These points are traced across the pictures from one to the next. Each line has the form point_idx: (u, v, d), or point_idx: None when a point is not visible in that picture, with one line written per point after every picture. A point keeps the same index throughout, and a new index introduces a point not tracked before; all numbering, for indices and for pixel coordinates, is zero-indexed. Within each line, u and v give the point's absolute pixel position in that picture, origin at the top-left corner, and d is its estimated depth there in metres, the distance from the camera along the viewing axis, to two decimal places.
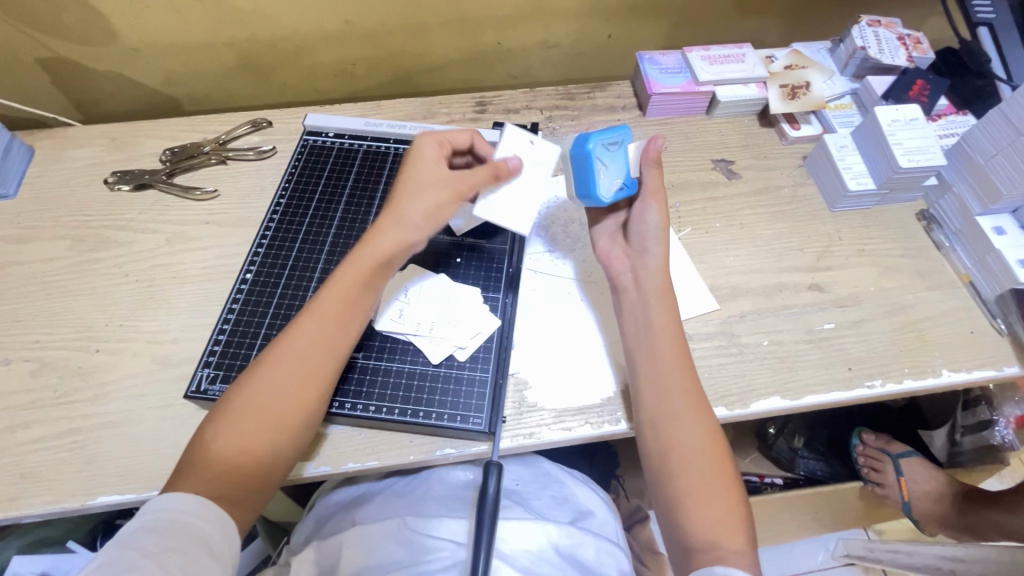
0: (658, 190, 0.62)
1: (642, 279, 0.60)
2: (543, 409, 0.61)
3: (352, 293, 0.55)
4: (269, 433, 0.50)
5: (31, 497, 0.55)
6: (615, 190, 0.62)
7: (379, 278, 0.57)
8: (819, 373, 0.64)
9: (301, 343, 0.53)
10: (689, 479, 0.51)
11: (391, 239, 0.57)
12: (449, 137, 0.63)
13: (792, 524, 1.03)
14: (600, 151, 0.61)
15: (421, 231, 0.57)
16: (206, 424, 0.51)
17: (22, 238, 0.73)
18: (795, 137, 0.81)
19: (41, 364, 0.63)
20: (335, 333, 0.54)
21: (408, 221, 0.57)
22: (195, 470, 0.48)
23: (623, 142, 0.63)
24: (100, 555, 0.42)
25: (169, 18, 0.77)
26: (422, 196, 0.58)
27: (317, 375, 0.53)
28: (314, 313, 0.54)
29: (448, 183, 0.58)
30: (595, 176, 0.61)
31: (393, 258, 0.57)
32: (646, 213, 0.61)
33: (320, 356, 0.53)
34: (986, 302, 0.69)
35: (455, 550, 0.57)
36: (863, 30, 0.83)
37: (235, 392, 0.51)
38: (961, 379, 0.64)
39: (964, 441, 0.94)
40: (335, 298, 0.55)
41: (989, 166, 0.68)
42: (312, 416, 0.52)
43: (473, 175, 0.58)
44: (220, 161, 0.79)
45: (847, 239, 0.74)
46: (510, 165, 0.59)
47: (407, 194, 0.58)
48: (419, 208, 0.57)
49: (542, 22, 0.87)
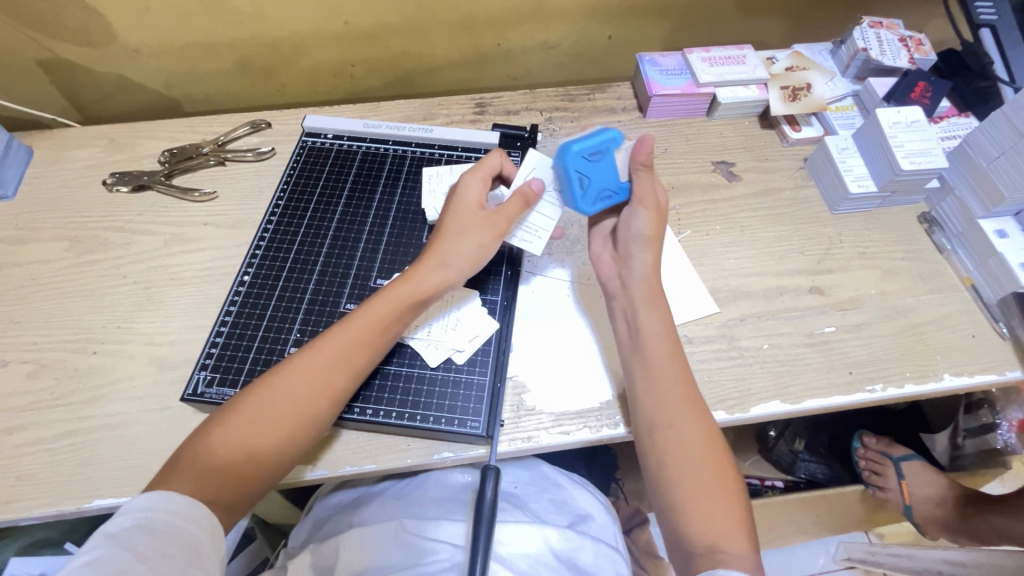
0: (648, 194, 0.60)
1: (629, 285, 0.60)
2: (541, 412, 0.60)
3: (387, 323, 0.56)
4: (277, 444, 0.50)
5: (27, 499, 0.55)
6: (603, 200, 0.61)
7: (414, 313, 0.57)
8: (819, 377, 0.63)
9: (329, 363, 0.53)
10: (689, 485, 0.50)
11: (434, 279, 0.57)
12: (488, 169, 0.63)
13: (792, 527, 1.03)
14: (580, 163, 0.59)
15: (462, 273, 0.58)
16: (214, 423, 0.50)
17: (20, 239, 0.73)
18: (796, 138, 0.81)
19: (38, 366, 0.63)
20: (364, 360, 0.54)
21: (451, 263, 0.57)
22: (196, 468, 0.48)
23: (607, 147, 0.60)
24: (87, 552, 0.41)
25: (168, 19, 0.77)
26: (465, 235, 0.58)
27: (337, 396, 0.53)
28: (347, 338, 0.54)
29: (490, 222, 0.58)
30: (577, 190, 0.60)
31: (432, 297, 0.57)
32: (633, 221, 0.61)
33: (347, 381, 0.53)
34: (988, 305, 0.68)
35: (452, 553, 0.57)
36: (864, 32, 0.82)
37: (250, 396, 0.51)
38: (963, 383, 0.64)
39: (967, 445, 0.94)
40: (370, 327, 0.55)
41: (991, 168, 0.67)
42: (322, 432, 0.53)
43: (509, 205, 0.59)
44: (218, 162, 0.79)
45: (847, 241, 0.74)
46: (535, 187, 0.60)
47: (452, 234, 0.59)
48: (460, 246, 0.58)
49: (542, 23, 0.86)
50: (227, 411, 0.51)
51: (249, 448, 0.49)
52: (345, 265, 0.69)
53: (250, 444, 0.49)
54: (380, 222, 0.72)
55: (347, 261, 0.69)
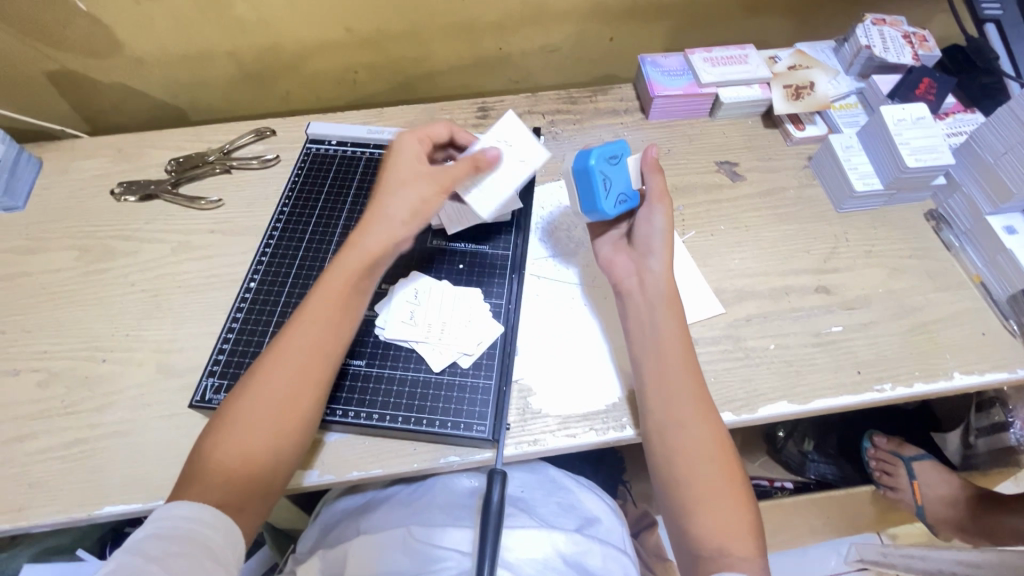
0: (663, 194, 0.61)
1: (645, 287, 0.59)
2: (547, 415, 0.60)
3: (343, 293, 0.56)
4: (269, 436, 0.50)
5: (39, 506, 0.55)
6: (620, 204, 0.62)
7: (368, 278, 0.57)
8: (827, 377, 0.63)
9: (285, 350, 0.53)
10: (699, 487, 0.50)
11: (380, 239, 0.58)
12: (429, 133, 0.65)
13: (803, 528, 1.02)
14: (603, 165, 0.61)
15: (409, 227, 0.59)
16: (205, 436, 0.50)
17: (31, 249, 0.74)
18: (800, 137, 0.81)
19: (49, 374, 0.64)
20: (332, 320, 0.55)
21: (393, 219, 0.58)
22: (198, 482, 0.48)
23: (622, 155, 0.62)
24: (112, 562, 0.42)
25: (172, 29, 0.78)
26: (405, 193, 0.59)
27: (313, 376, 0.53)
28: (310, 303, 0.56)
29: (432, 178, 0.60)
30: (601, 190, 0.61)
31: (382, 258, 0.58)
32: (652, 217, 0.61)
33: (317, 355, 0.53)
34: (998, 303, 0.68)
35: (460, 561, 0.57)
36: (867, 29, 0.82)
37: (230, 404, 0.51)
38: (973, 382, 0.63)
39: (979, 444, 0.92)
40: (328, 299, 0.55)
41: (998, 164, 0.67)
42: (311, 417, 0.52)
43: (453, 169, 0.60)
44: (224, 171, 0.80)
45: (854, 240, 0.74)
46: (488, 156, 0.61)
47: (390, 195, 0.59)
48: (400, 204, 0.58)
49: (543, 27, 0.87)
50: (218, 414, 0.51)
51: (245, 446, 0.49)
52: None
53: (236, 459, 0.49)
54: None
55: None
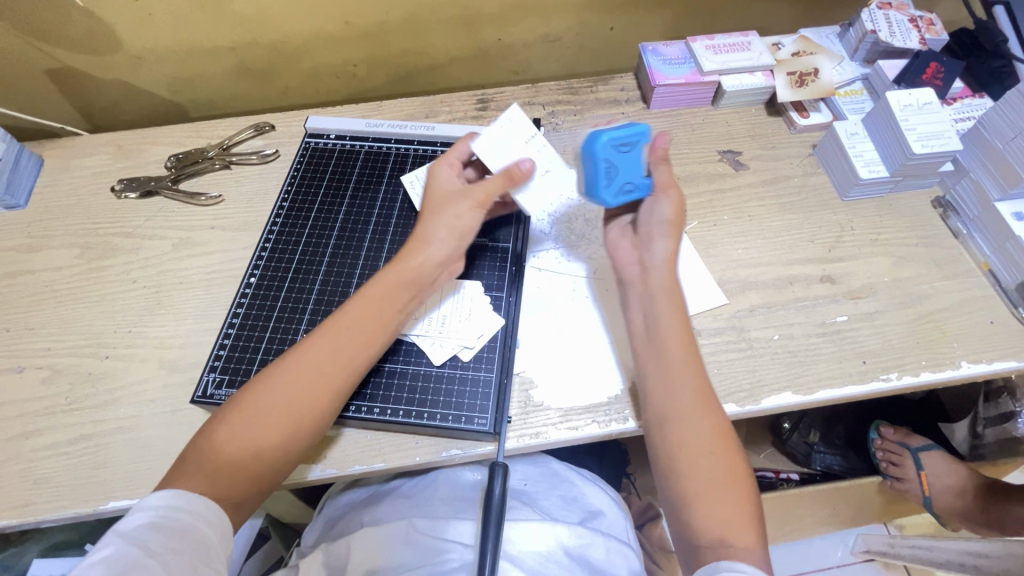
0: (670, 185, 0.60)
1: (648, 275, 0.58)
2: (549, 408, 0.60)
3: (380, 304, 0.56)
4: (281, 434, 0.50)
5: (45, 502, 0.56)
6: (624, 193, 0.60)
7: (407, 295, 0.57)
8: (831, 367, 0.62)
9: (315, 352, 0.53)
10: (701, 480, 0.49)
11: (419, 257, 0.57)
12: (457, 155, 0.64)
13: (810, 519, 1.01)
14: (611, 153, 0.57)
15: (448, 247, 0.58)
16: (217, 422, 0.50)
17: (33, 247, 0.74)
18: (805, 125, 0.79)
19: (52, 371, 0.64)
20: (364, 333, 0.54)
21: (434, 239, 0.58)
22: (204, 466, 0.48)
23: (637, 141, 0.59)
24: (101, 550, 0.41)
25: (169, 24, 0.78)
26: (447, 211, 0.59)
27: (334, 383, 0.52)
28: (348, 310, 0.55)
29: (469, 195, 0.59)
30: (603, 179, 0.58)
31: (421, 277, 0.57)
32: (655, 208, 0.60)
33: (343, 364, 0.53)
34: (1007, 291, 0.67)
35: (463, 552, 0.57)
36: (873, 13, 0.80)
37: (249, 392, 0.51)
38: (981, 371, 0.62)
39: (987, 434, 0.90)
40: (363, 307, 0.55)
41: (1007, 150, 0.65)
42: (325, 422, 0.52)
43: (491, 181, 0.59)
44: (224, 166, 0.80)
45: (859, 229, 0.72)
46: (522, 169, 0.60)
47: (432, 213, 0.60)
48: (442, 224, 0.59)
49: (542, 17, 0.86)
50: (237, 399, 0.51)
51: (257, 440, 0.49)
52: (349, 265, 0.69)
53: (245, 451, 0.49)
54: (384, 219, 0.72)
55: (352, 260, 0.69)
